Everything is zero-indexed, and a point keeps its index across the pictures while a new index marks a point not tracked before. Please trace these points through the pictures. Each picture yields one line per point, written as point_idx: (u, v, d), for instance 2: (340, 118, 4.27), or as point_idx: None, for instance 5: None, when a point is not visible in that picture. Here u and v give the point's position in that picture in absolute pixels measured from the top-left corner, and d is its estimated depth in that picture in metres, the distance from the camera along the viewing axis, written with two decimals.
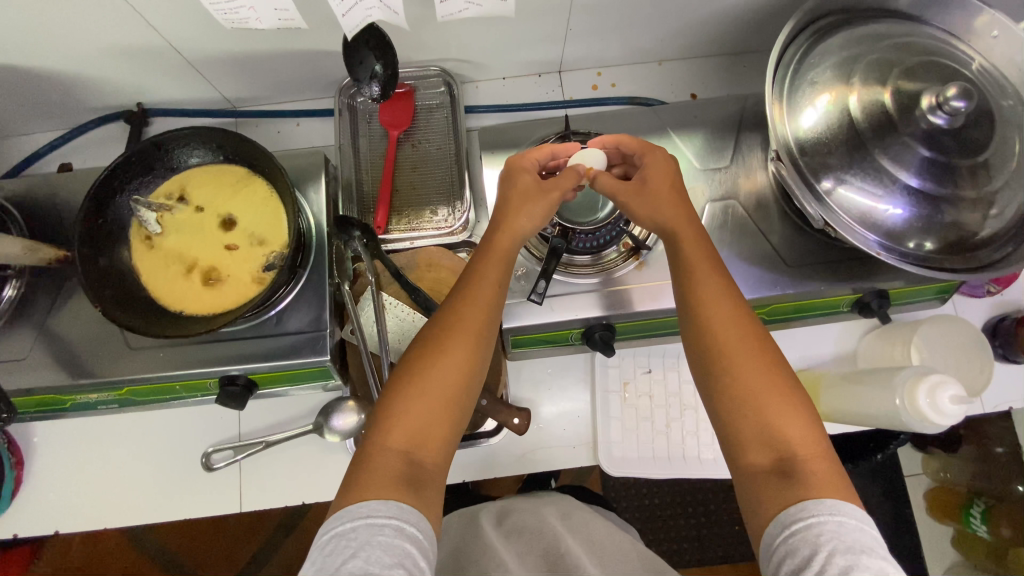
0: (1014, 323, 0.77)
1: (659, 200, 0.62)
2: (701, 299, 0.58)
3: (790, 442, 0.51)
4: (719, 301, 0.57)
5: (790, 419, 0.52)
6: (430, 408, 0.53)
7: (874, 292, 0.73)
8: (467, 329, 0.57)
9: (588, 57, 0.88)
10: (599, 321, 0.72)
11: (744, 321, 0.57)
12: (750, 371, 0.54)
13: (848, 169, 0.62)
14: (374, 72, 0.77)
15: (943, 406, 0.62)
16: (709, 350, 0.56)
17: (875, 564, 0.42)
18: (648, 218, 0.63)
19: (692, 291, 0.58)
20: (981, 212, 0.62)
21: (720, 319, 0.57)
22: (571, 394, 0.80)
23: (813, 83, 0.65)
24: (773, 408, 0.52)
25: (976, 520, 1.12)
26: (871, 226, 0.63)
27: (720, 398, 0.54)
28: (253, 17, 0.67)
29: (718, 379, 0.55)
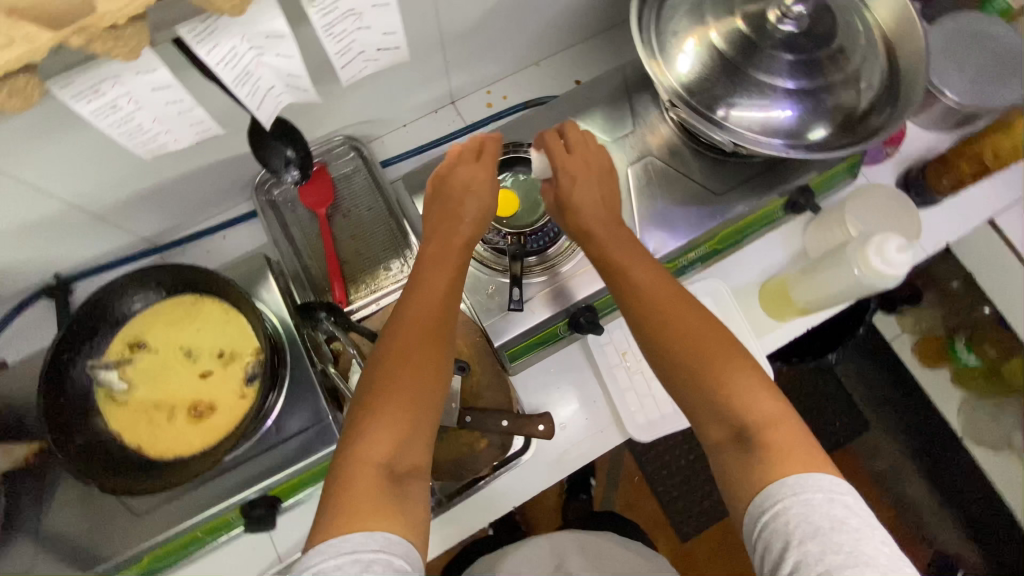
0: (919, 172, 0.87)
1: (580, 203, 0.68)
2: (637, 291, 0.63)
3: (748, 414, 0.54)
4: (655, 290, 0.63)
5: (743, 386, 0.56)
6: (407, 414, 0.54)
7: (798, 189, 0.80)
8: (427, 342, 0.58)
9: (473, 80, 0.93)
10: (580, 305, 0.76)
11: (678, 305, 0.62)
12: (698, 347, 0.59)
13: (735, 93, 0.69)
14: (289, 158, 0.80)
15: (892, 258, 0.67)
16: (656, 335, 0.61)
17: (845, 540, 0.44)
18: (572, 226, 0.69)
19: (630, 288, 0.64)
20: (853, 88, 0.70)
21: (662, 305, 0.62)
22: (580, 385, 0.82)
23: (676, 33, 0.72)
24: (725, 381, 0.56)
25: (962, 351, 1.21)
26: (773, 133, 0.69)
27: (677, 374, 0.59)
28: (171, 139, 0.61)
29: (672, 361, 0.59)
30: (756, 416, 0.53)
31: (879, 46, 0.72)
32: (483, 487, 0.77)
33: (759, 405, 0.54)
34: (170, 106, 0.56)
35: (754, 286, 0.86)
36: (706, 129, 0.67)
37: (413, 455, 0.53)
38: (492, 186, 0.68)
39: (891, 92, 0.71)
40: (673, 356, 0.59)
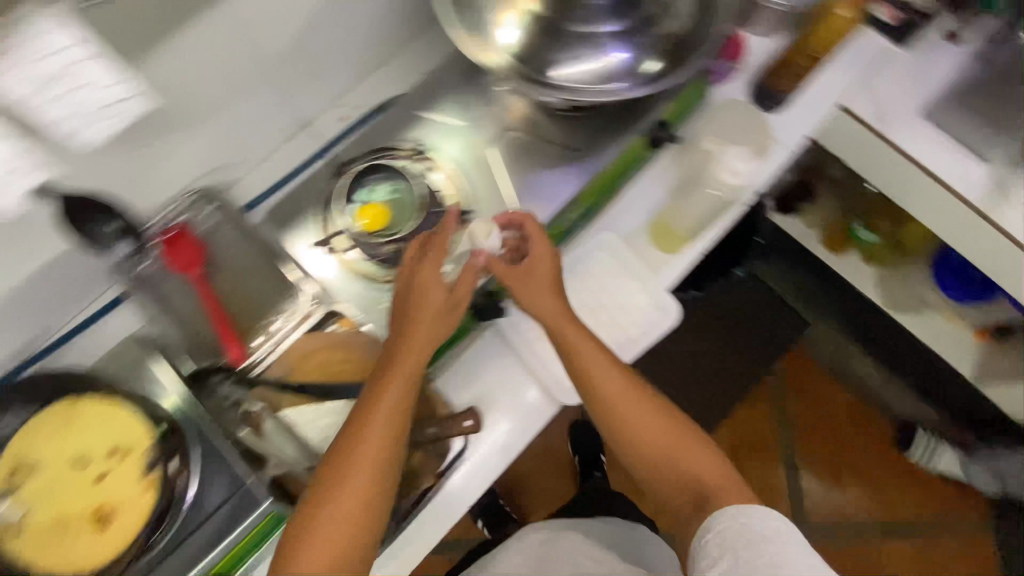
0: (761, 80, 0.91)
1: (534, 296, 0.72)
2: (598, 382, 0.71)
3: (702, 480, 0.66)
4: (615, 378, 0.72)
5: (698, 462, 0.68)
6: (336, 550, 0.57)
7: (655, 125, 0.83)
8: (370, 457, 0.60)
9: (318, 98, 0.90)
10: (479, 291, 0.77)
11: (631, 389, 0.72)
12: (665, 441, 0.70)
13: (561, 51, 0.70)
14: (115, 229, 0.68)
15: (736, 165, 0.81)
16: (615, 400, 0.71)
17: (776, 549, 0.56)
18: (533, 308, 0.72)
19: (594, 378, 0.71)
20: (667, 16, 0.73)
21: (618, 398, 0.71)
22: (504, 367, 0.81)
23: (490, 7, 0.72)
24: (683, 460, 0.68)
25: (862, 232, 1.28)
26: (611, 78, 0.70)
27: (630, 434, 0.70)
28: None
29: (630, 419, 0.70)
30: (710, 488, 0.65)
31: None
32: (436, 492, 0.76)
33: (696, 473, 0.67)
34: None
35: (645, 225, 0.86)
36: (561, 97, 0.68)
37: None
38: (466, 293, 0.69)
39: (702, 11, 0.74)
40: (627, 417, 0.70)
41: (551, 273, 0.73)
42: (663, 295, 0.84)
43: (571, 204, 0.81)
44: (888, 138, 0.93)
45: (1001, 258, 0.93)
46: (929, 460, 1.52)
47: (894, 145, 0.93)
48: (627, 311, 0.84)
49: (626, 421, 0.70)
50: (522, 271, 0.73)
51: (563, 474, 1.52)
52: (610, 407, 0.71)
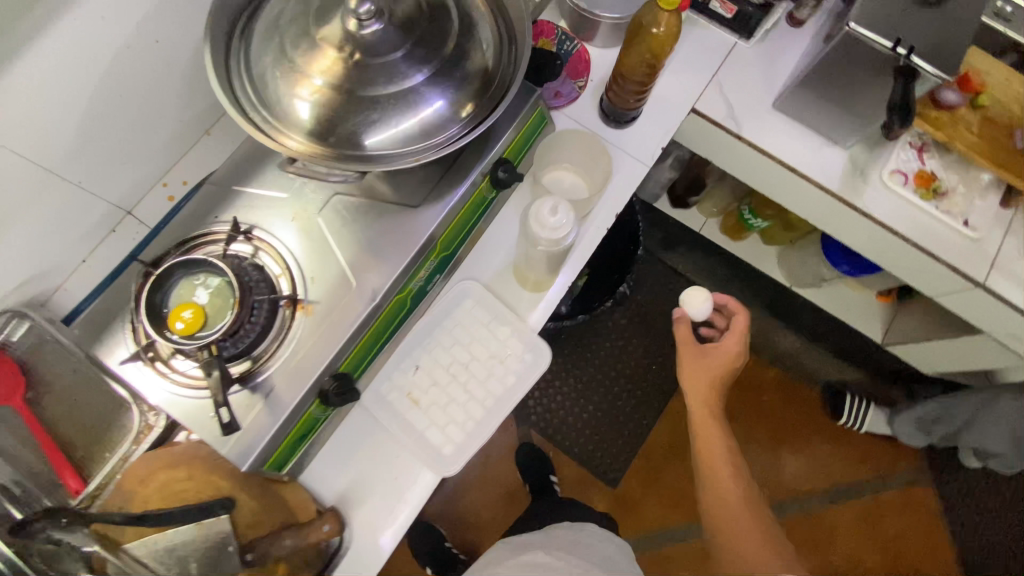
0: (606, 97, 0.87)
1: (687, 367, 0.93)
2: (710, 449, 0.91)
3: (751, 561, 0.80)
4: (722, 453, 0.90)
5: (759, 551, 0.81)
6: None
7: (493, 164, 0.77)
8: None
9: (135, 182, 0.81)
10: (324, 378, 0.69)
11: (730, 463, 0.90)
12: (739, 507, 0.86)
13: (365, 115, 0.63)
14: None
15: (544, 219, 0.62)
16: (706, 458, 0.92)
17: None
18: (686, 380, 0.93)
19: (705, 449, 0.92)
20: (476, 54, 0.68)
21: (708, 452, 0.91)
22: (378, 447, 0.75)
23: (271, 79, 0.62)
24: (745, 532, 0.83)
25: (752, 218, 1.24)
26: (428, 133, 0.66)
27: (720, 488, 0.88)
28: None
29: (713, 496, 0.89)
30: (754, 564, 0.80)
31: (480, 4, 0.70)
32: None
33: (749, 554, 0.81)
34: None
35: (508, 267, 0.83)
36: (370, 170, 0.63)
37: None
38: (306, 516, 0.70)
39: (507, 46, 0.71)
40: (720, 490, 0.88)
41: (705, 397, 0.93)
42: (533, 337, 0.80)
43: (421, 261, 0.75)
44: (741, 135, 0.91)
45: (871, 237, 0.93)
46: (857, 423, 1.51)
47: (749, 141, 0.91)
48: (501, 362, 0.80)
49: (714, 498, 0.88)
50: (697, 348, 0.93)
51: (510, 505, 1.47)
52: (706, 455, 0.92)
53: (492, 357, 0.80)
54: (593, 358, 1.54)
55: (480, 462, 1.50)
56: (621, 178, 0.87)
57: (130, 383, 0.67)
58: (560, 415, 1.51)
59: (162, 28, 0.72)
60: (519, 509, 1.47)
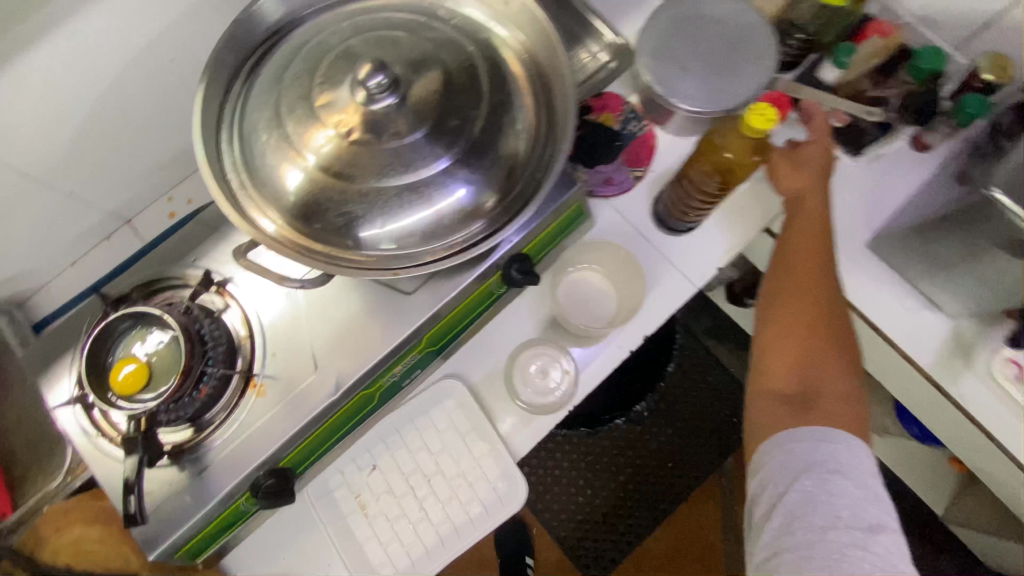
0: (664, 198, 0.73)
1: (780, 181, 0.66)
2: (776, 333, 0.62)
3: (824, 401, 0.58)
4: (802, 309, 0.62)
5: (835, 400, 0.57)
6: None
7: (506, 261, 0.66)
8: None
9: (137, 194, 0.77)
10: (259, 471, 0.61)
11: (812, 306, 0.62)
12: (818, 382, 0.59)
13: (352, 202, 0.53)
14: None
15: (539, 387, 0.71)
16: (784, 303, 0.63)
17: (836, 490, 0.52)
18: (786, 187, 0.66)
19: (780, 322, 0.62)
20: (507, 142, 0.56)
21: (786, 325, 0.62)
22: (311, 549, 0.67)
23: (262, 138, 0.54)
24: (819, 380, 0.59)
25: None
26: (431, 230, 0.56)
27: (771, 339, 0.62)
28: None
29: (769, 335, 0.63)
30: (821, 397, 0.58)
31: (525, 86, 0.59)
32: None
33: (802, 368, 0.60)
34: None
35: (502, 374, 0.72)
36: (345, 274, 0.54)
37: None
38: None
39: (550, 132, 0.59)
40: (781, 343, 0.62)
41: (815, 209, 0.64)
42: (511, 464, 0.69)
43: (400, 355, 0.65)
44: None
45: (956, 427, 0.75)
46: None
47: None
48: (469, 484, 0.69)
49: (769, 331, 0.63)
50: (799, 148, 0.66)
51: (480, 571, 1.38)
52: (778, 332, 0.62)
53: (460, 475, 0.70)
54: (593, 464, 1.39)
55: None
56: (657, 303, 0.72)
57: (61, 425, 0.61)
58: (555, 505, 1.38)
59: (177, 47, 0.65)
60: None
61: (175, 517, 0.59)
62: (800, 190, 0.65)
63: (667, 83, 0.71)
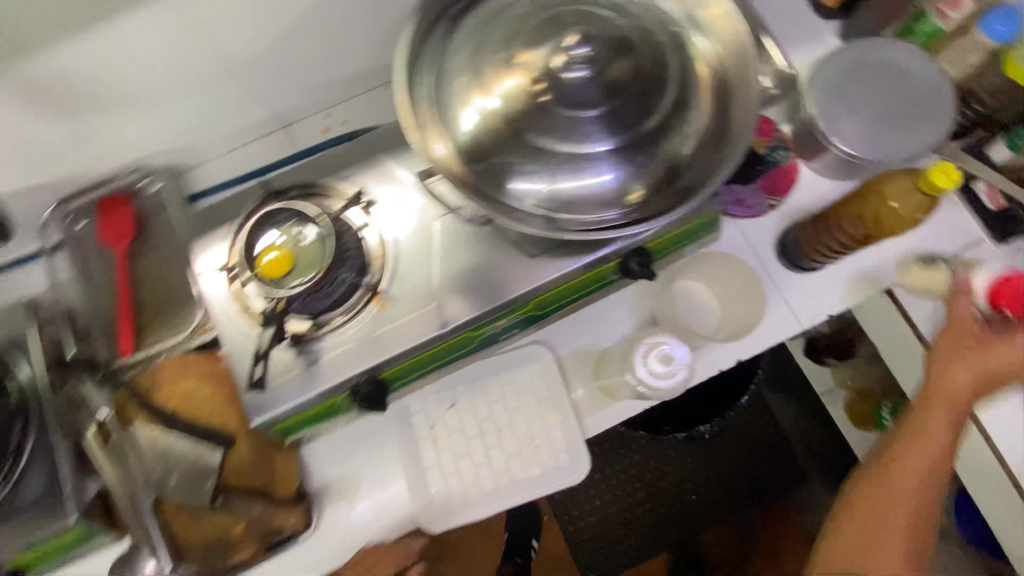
0: (795, 233, 0.73)
1: (941, 379, 0.67)
2: (870, 495, 0.72)
3: None
4: (904, 478, 0.70)
5: None
6: None
7: (630, 251, 0.68)
8: None
9: (303, 104, 0.83)
10: (362, 376, 0.67)
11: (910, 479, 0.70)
12: (879, 552, 0.70)
13: (520, 158, 0.57)
14: None
15: (655, 371, 0.65)
16: (891, 465, 0.71)
17: None
18: (942, 378, 0.67)
19: (874, 485, 0.72)
20: (674, 140, 0.58)
21: (878, 493, 0.71)
22: (379, 460, 0.73)
23: (455, 79, 0.58)
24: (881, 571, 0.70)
25: (888, 420, 1.04)
26: (581, 202, 0.58)
27: (866, 491, 0.72)
28: None
29: (866, 485, 0.72)
30: None
31: (707, 89, 0.60)
32: (259, 564, 0.70)
33: (870, 556, 0.71)
34: None
35: (589, 356, 0.75)
36: (493, 214, 0.56)
37: None
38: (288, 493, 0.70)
39: (720, 139, 0.59)
40: (873, 501, 0.71)
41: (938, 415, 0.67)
42: (579, 440, 0.72)
43: (508, 311, 0.69)
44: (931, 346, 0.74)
45: None
46: None
47: None
48: (534, 447, 0.73)
49: (863, 492, 0.72)
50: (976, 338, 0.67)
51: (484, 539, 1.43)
52: (864, 487, 0.72)
53: (529, 437, 0.73)
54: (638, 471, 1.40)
55: None
56: (761, 331, 0.73)
57: (201, 287, 0.68)
58: (579, 503, 1.40)
59: None
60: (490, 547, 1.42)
61: (286, 395, 0.65)
62: (936, 389, 0.67)
63: (831, 120, 0.71)
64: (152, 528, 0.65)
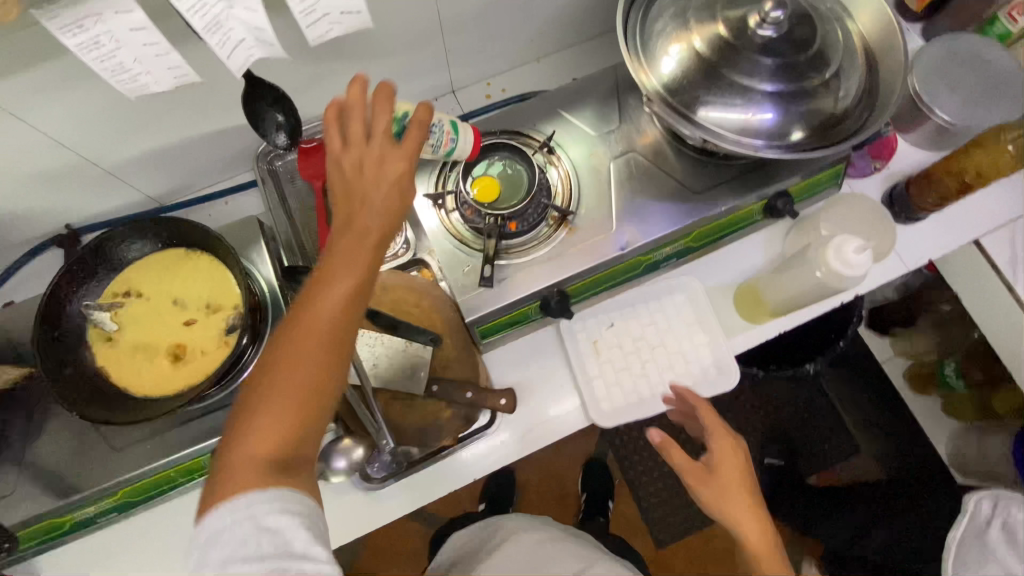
0: (904, 187, 0.87)
1: (718, 471, 0.70)
2: None
3: None
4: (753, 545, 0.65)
5: None
6: (309, 350, 0.50)
7: (777, 193, 0.81)
8: (315, 328, 0.50)
9: (474, 71, 0.96)
10: (554, 289, 0.78)
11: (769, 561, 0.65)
12: None
13: (710, 92, 0.70)
14: (279, 123, 0.65)
15: (850, 262, 0.69)
16: None
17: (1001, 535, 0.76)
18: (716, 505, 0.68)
19: None
20: (831, 96, 0.72)
21: None
22: (548, 369, 0.84)
23: (660, 36, 0.74)
24: None
25: (952, 376, 1.20)
26: (750, 132, 0.71)
27: None
28: (152, 81, 0.60)
29: None
30: None
31: (859, 58, 0.74)
32: (449, 455, 0.80)
33: None
34: (149, 51, 0.56)
35: (727, 288, 0.87)
36: (684, 125, 0.69)
37: (299, 379, 0.49)
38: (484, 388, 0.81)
39: (866, 102, 0.74)
40: None
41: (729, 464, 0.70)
42: (726, 357, 0.83)
43: (673, 239, 0.81)
44: (1014, 288, 0.86)
45: None
46: None
47: (1021, 300, 0.86)
48: (685, 361, 0.84)
49: None
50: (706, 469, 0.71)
51: (557, 499, 1.52)
52: None
53: (679, 354, 0.84)
54: None
55: (551, 446, 1.56)
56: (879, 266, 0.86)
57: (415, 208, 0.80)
58: (649, 464, 1.52)
59: None
60: (562, 505, 1.52)
61: (496, 297, 0.76)
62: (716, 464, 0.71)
63: (932, 95, 0.86)
64: (374, 410, 0.74)
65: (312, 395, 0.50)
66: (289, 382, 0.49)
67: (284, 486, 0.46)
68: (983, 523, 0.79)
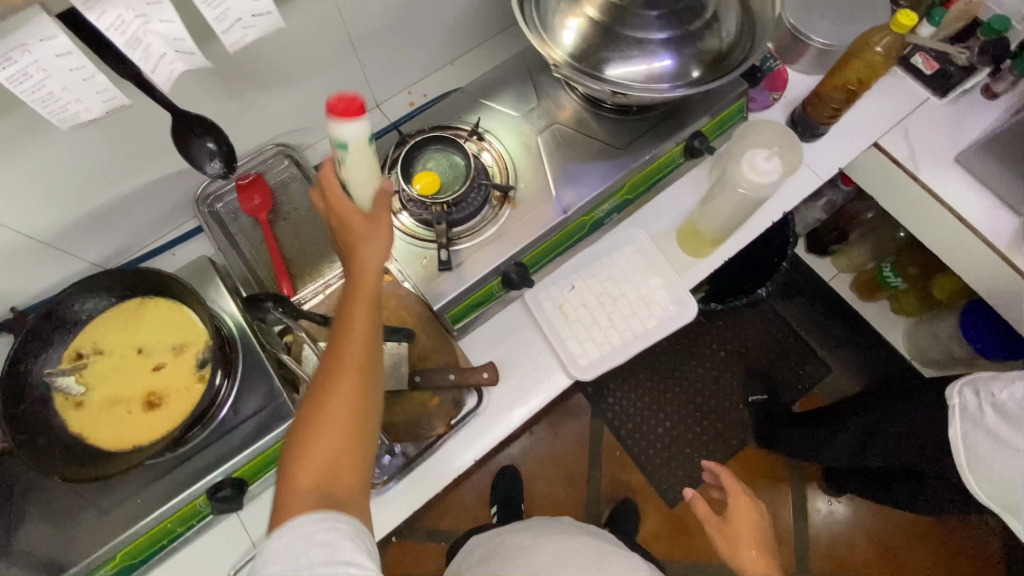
0: (801, 109, 0.96)
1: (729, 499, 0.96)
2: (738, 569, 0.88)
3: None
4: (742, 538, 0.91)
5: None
6: (345, 382, 0.57)
7: (692, 134, 0.88)
8: (346, 360, 0.58)
9: (393, 83, 1.00)
10: (510, 262, 0.82)
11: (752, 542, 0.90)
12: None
13: (612, 51, 0.77)
14: (211, 151, 0.68)
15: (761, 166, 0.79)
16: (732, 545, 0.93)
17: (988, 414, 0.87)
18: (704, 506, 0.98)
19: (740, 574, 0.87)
20: (718, 34, 0.79)
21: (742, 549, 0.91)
22: (522, 340, 0.88)
23: (556, 12, 0.81)
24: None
25: (890, 275, 1.31)
26: (656, 79, 0.78)
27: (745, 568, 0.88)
28: (83, 109, 0.60)
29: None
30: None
31: None
32: (445, 442, 0.82)
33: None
34: (74, 75, 0.55)
35: (670, 230, 0.93)
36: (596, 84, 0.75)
37: (337, 410, 0.56)
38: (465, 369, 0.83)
39: (748, 33, 0.82)
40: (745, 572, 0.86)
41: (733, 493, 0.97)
42: (683, 292, 0.89)
43: (608, 196, 0.86)
44: (918, 176, 0.96)
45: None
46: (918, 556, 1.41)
47: (925, 185, 0.96)
48: (647, 305, 0.89)
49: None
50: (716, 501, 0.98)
51: (565, 485, 1.54)
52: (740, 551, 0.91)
53: (640, 299, 0.89)
54: (693, 375, 1.59)
55: (548, 434, 1.58)
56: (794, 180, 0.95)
57: None
58: (645, 429, 1.56)
59: None
60: (571, 489, 1.53)
61: (459, 280, 0.79)
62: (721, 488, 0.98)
63: (806, 24, 0.96)
64: None
65: (349, 421, 0.56)
66: (328, 414, 0.56)
67: (331, 510, 0.52)
68: (975, 412, 0.89)
